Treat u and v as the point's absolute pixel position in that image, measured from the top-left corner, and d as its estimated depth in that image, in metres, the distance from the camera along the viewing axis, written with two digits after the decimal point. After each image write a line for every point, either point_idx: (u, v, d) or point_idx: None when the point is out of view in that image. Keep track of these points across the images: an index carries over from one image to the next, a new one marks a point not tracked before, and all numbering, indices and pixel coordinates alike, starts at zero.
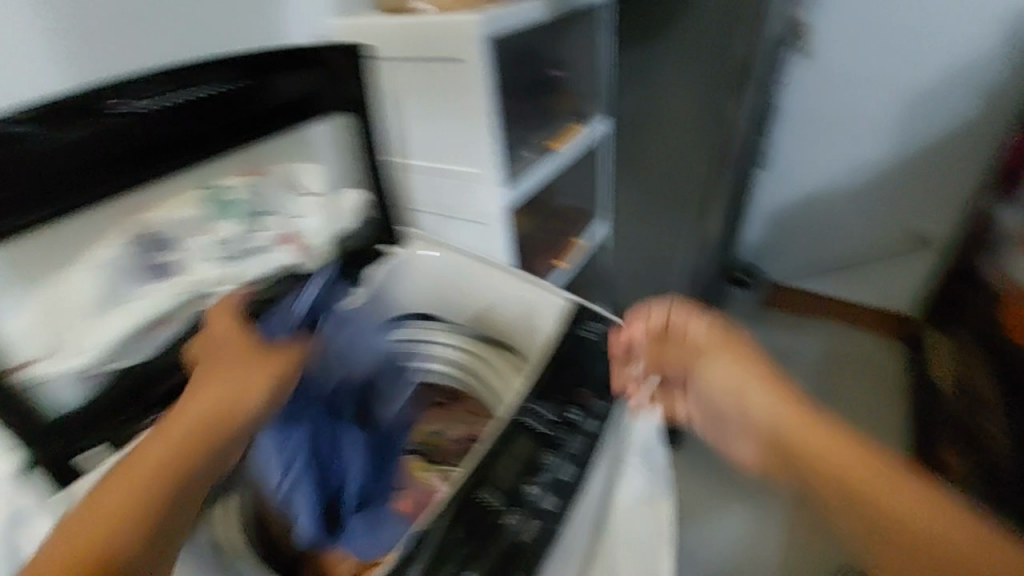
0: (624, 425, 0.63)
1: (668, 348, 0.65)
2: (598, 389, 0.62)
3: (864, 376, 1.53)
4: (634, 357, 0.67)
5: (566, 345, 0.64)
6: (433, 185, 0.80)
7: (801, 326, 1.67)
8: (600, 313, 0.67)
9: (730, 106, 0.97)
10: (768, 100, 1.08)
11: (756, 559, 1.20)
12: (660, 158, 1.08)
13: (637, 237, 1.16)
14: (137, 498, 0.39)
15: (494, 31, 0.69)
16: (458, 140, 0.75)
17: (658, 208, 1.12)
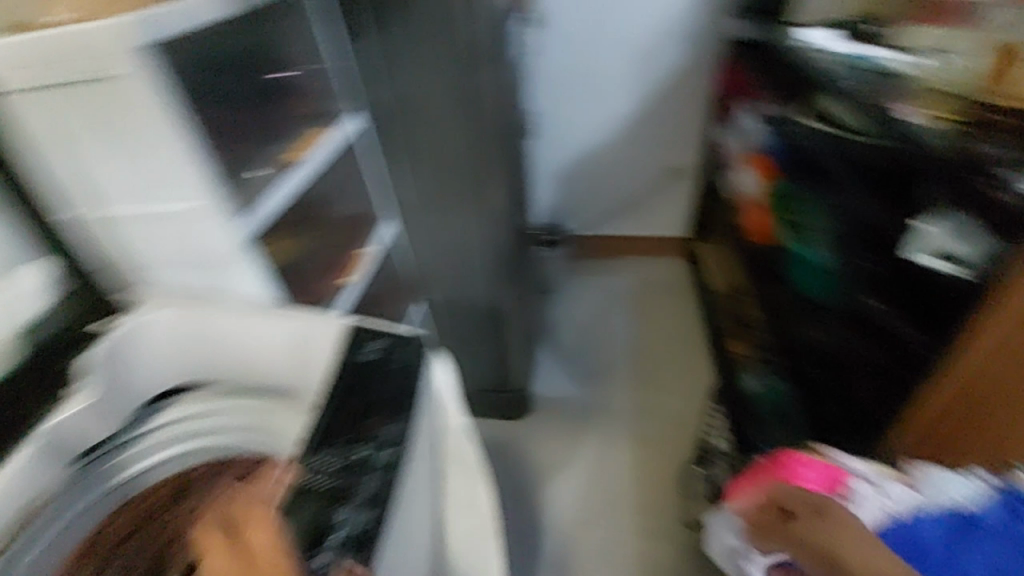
0: (426, 435, 0.60)
1: (776, 520, 0.56)
2: (389, 411, 0.55)
3: (664, 298, 1.74)
4: (425, 362, 0.62)
5: (344, 373, 0.58)
6: (153, 231, 0.65)
7: (605, 267, 1.83)
8: (374, 329, 0.63)
9: (480, 86, 0.93)
10: (509, 69, 1.09)
11: (615, 493, 1.28)
12: (427, 150, 1.00)
13: (428, 232, 1.11)
14: None
15: (158, 36, 0.54)
16: (155, 171, 0.61)
17: (439, 200, 1.07)
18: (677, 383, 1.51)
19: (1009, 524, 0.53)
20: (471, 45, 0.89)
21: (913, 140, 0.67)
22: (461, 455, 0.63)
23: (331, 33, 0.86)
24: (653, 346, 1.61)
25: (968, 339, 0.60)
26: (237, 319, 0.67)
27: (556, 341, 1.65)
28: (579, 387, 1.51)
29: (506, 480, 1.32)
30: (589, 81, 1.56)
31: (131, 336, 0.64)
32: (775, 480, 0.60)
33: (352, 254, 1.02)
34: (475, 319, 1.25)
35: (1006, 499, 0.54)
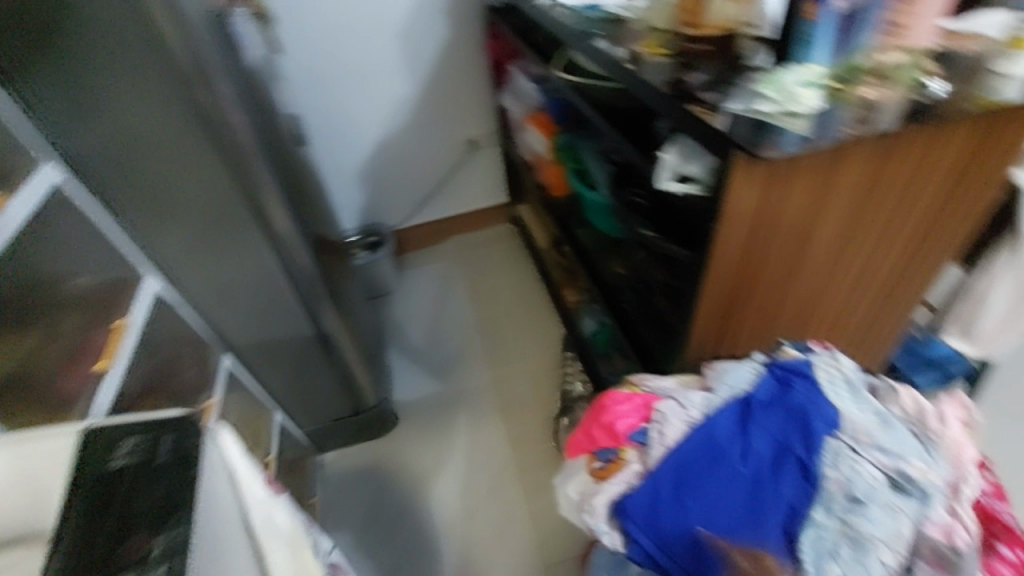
0: (227, 522, 0.51)
1: (603, 466, 0.61)
2: (156, 521, 0.45)
3: (499, 267, 1.76)
4: (203, 444, 0.53)
5: (83, 499, 0.46)
6: None
7: (437, 255, 1.82)
8: (122, 428, 0.52)
9: (209, 102, 0.79)
10: (253, 75, 0.95)
11: (500, 472, 1.28)
12: (167, 188, 0.84)
13: (207, 277, 0.95)
14: None
15: None
16: None
17: (208, 240, 0.91)
18: (528, 345, 1.54)
19: (778, 395, 0.61)
20: (186, 57, 0.74)
21: (641, 81, 0.71)
22: (273, 524, 0.57)
23: None
24: (500, 317, 1.62)
25: (718, 242, 0.66)
26: None
27: (408, 342, 1.58)
28: (436, 388, 1.47)
29: (387, 500, 1.26)
30: (359, 69, 1.45)
31: None
32: (596, 417, 0.65)
33: (110, 329, 0.79)
34: (301, 350, 1.13)
35: (778, 376, 0.63)
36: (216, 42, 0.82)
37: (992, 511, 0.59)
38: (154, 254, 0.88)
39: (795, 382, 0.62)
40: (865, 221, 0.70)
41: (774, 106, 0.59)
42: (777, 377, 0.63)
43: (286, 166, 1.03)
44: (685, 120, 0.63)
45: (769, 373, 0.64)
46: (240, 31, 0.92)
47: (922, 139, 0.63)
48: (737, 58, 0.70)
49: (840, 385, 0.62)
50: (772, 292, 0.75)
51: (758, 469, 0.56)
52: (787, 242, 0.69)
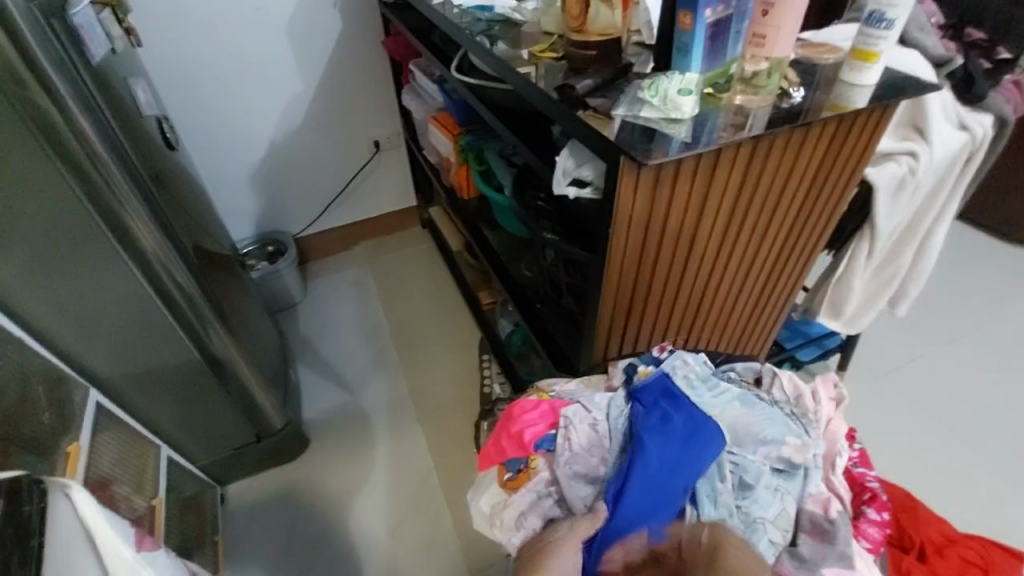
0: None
1: (517, 476, 0.62)
2: None
3: (411, 270, 1.71)
4: (42, 506, 0.45)
5: None
6: None
7: (346, 262, 1.74)
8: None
9: (48, 102, 0.69)
10: (104, 73, 0.85)
11: (422, 482, 1.25)
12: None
13: (59, 303, 0.82)
14: None
15: None
16: None
17: (54, 260, 0.78)
18: (446, 350, 1.51)
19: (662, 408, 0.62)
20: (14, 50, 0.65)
21: (532, 85, 0.71)
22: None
23: None
24: (414, 323, 1.58)
25: (613, 243, 0.67)
26: None
27: (317, 356, 1.50)
28: (350, 403, 1.39)
29: (305, 523, 1.19)
30: (242, 66, 1.34)
31: None
32: (507, 426, 0.65)
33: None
34: (190, 375, 1.03)
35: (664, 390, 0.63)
36: (50, 33, 0.72)
37: (861, 479, 0.65)
38: None
39: (674, 396, 0.63)
40: (742, 220, 0.75)
41: (658, 113, 0.61)
42: (659, 397, 0.63)
43: (153, 175, 0.92)
44: (577, 126, 0.64)
45: (649, 392, 0.64)
46: (86, 22, 0.81)
47: (788, 144, 0.68)
48: (623, 63, 0.72)
49: (699, 386, 0.67)
50: (667, 284, 0.78)
51: (642, 497, 0.57)
52: (674, 242, 0.72)
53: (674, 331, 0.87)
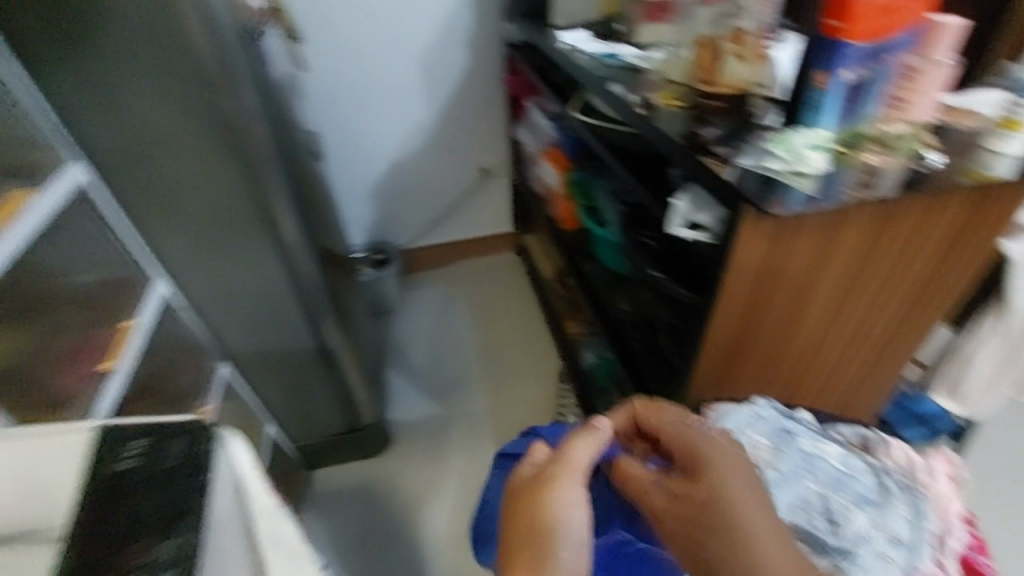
0: (229, 537, 0.49)
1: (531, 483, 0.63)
2: (160, 528, 0.44)
3: (501, 294, 1.78)
4: (218, 448, 0.53)
5: (93, 506, 0.45)
6: None
7: (442, 278, 1.84)
8: (129, 425, 0.51)
9: (232, 109, 0.78)
10: (280, 92, 0.98)
11: None
12: (177, 192, 0.83)
13: (216, 283, 0.95)
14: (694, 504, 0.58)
15: None
16: None
17: (221, 248, 0.91)
18: (526, 375, 1.54)
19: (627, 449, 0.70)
20: (213, 62, 0.73)
21: (657, 129, 0.75)
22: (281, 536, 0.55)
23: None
24: (498, 344, 1.63)
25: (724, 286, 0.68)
26: None
27: (406, 362, 1.59)
28: (431, 412, 1.45)
29: (380, 520, 1.25)
30: (379, 93, 1.50)
31: None
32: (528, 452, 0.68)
33: (116, 331, 0.81)
34: (303, 365, 1.13)
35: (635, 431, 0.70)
36: (253, 57, 0.84)
37: (976, 565, 0.61)
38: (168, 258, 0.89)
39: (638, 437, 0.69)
40: (864, 284, 0.74)
41: (782, 165, 0.63)
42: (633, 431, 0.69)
43: (307, 182, 1.04)
44: (698, 172, 0.67)
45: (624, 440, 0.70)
46: (271, 50, 0.95)
47: (921, 207, 0.67)
48: (749, 116, 0.74)
49: (759, 422, 0.68)
50: (777, 335, 0.77)
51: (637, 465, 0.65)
52: (791, 293, 0.72)
53: (775, 383, 0.85)
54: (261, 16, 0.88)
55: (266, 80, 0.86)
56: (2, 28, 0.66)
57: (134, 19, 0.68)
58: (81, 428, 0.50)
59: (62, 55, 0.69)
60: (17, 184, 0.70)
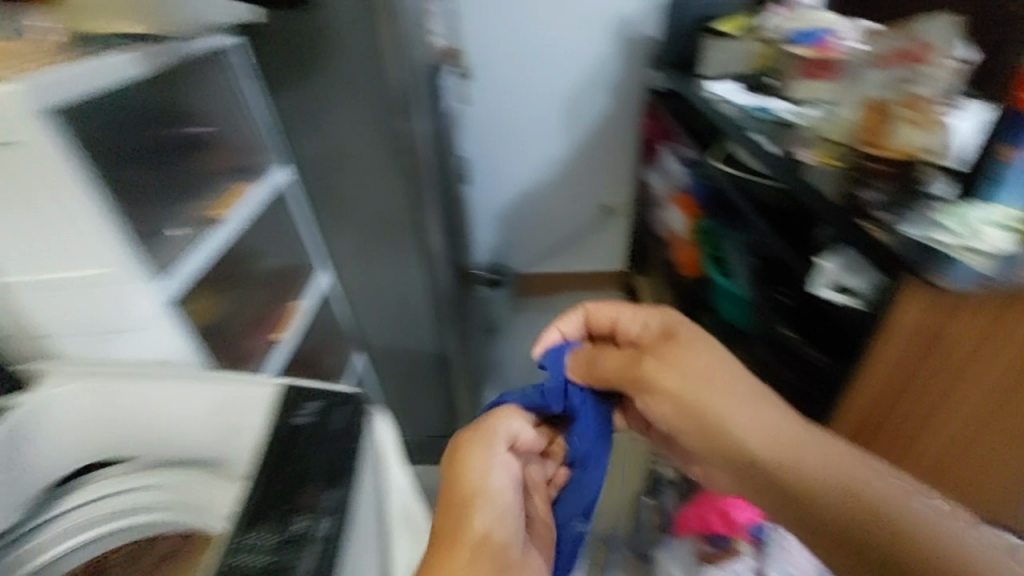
0: (375, 503, 0.56)
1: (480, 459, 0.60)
2: (321, 482, 0.51)
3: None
4: (369, 420, 0.60)
5: (275, 453, 0.54)
6: (58, 306, 0.59)
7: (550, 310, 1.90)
8: (308, 391, 0.59)
9: (406, 129, 0.88)
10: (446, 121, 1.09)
11: None
12: (352, 197, 0.96)
13: (365, 281, 1.08)
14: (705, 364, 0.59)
15: (51, 102, 0.51)
16: (65, 241, 0.56)
17: (375, 250, 1.03)
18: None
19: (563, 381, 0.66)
20: (401, 92, 0.85)
21: (810, 187, 0.75)
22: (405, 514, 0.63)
23: (242, 81, 0.81)
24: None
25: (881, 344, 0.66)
26: (161, 388, 0.60)
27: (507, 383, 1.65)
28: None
29: None
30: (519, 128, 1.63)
31: (34, 413, 0.57)
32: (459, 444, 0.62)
33: (286, 307, 0.95)
34: (421, 369, 1.23)
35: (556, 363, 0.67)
36: (431, 89, 0.95)
37: None
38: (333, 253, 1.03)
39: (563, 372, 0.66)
40: (1022, 408, 0.62)
41: (955, 239, 0.59)
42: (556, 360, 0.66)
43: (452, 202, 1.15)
44: (853, 235, 0.66)
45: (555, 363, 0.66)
46: (444, 84, 1.06)
47: None
48: (915, 188, 0.70)
49: None
50: (931, 419, 0.69)
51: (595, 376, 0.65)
52: (957, 372, 0.65)
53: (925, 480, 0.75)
54: (443, 54, 1.00)
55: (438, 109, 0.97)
56: (256, 54, 0.82)
57: (348, 51, 0.82)
58: (260, 383, 0.60)
59: (290, 78, 0.84)
60: (238, 178, 0.86)
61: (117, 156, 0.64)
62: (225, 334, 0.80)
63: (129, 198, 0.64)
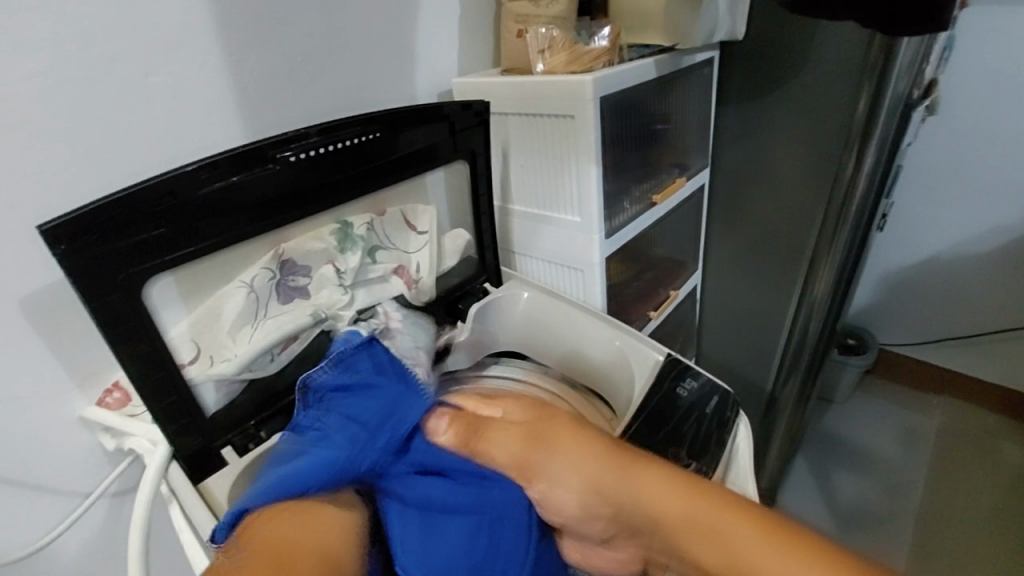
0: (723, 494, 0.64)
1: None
2: (691, 451, 0.62)
3: (977, 471, 1.47)
4: (733, 420, 0.66)
5: (656, 403, 0.66)
6: (535, 231, 0.84)
7: (906, 401, 1.67)
8: (693, 368, 0.69)
9: (846, 167, 0.89)
10: (898, 162, 1.01)
11: None
12: (757, 207, 1.05)
13: (734, 295, 1.18)
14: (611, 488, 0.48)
15: (606, 89, 0.71)
16: (562, 190, 0.78)
17: (755, 261, 1.11)
18: (956, 567, 1.26)
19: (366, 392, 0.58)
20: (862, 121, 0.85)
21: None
22: None
23: (702, 83, 0.94)
24: (946, 520, 1.36)
25: None
26: (573, 316, 0.77)
27: (826, 449, 1.54)
28: (849, 514, 1.37)
29: None
30: (958, 184, 1.41)
31: (505, 299, 0.81)
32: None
33: (667, 293, 1.07)
34: (750, 397, 1.27)
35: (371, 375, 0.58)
36: (900, 122, 0.88)
37: None
38: (711, 255, 1.16)
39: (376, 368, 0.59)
40: None
41: None
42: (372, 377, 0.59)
43: (864, 246, 1.06)
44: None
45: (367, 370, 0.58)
46: (912, 125, 0.97)
47: None
48: None
49: None
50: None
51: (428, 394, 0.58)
52: None
53: None
54: (923, 88, 0.93)
55: (897, 145, 0.91)
56: (724, 76, 0.98)
57: (825, 85, 0.89)
58: (638, 338, 0.73)
59: (751, 92, 0.96)
60: (679, 174, 0.98)
61: (622, 138, 0.82)
62: (626, 299, 0.97)
63: (618, 169, 0.82)
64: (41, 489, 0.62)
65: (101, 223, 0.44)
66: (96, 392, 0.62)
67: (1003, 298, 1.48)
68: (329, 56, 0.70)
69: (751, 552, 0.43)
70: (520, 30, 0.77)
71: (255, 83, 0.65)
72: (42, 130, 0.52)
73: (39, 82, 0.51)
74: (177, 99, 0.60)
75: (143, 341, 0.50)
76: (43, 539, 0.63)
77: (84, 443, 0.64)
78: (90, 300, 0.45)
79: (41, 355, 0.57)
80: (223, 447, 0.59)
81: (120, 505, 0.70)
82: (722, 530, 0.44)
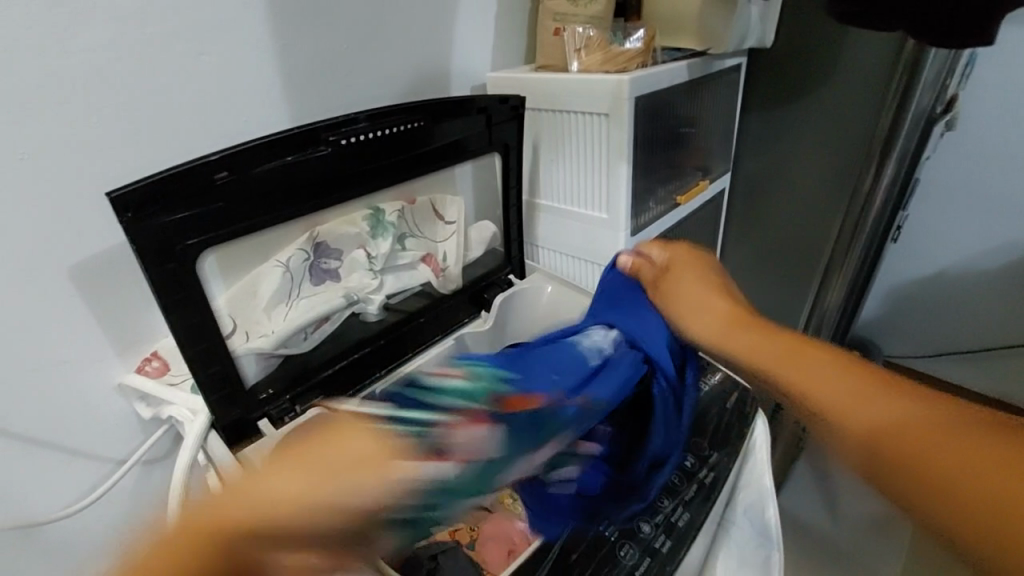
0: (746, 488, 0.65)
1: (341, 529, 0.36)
2: (713, 441, 0.64)
3: None
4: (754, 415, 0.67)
5: None
6: (561, 225, 0.86)
7: None
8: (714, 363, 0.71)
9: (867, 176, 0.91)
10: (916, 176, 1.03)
11: None
12: (775, 212, 1.07)
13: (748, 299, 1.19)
14: (733, 336, 0.54)
15: (641, 90, 0.73)
16: (590, 186, 0.80)
17: (771, 265, 1.12)
18: None
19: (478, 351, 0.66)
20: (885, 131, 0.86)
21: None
22: (758, 513, 0.66)
23: (728, 88, 0.95)
24: None
25: None
26: None
27: None
28: None
29: None
30: (970, 200, 1.43)
31: (529, 292, 0.82)
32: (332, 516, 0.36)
33: None
34: None
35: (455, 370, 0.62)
36: None
37: None
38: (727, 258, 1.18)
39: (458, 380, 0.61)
40: None
41: None
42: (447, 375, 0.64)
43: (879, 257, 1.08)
44: None
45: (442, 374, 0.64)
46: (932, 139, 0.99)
47: None
48: None
49: None
50: None
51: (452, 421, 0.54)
52: None
53: None
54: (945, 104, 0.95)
55: None
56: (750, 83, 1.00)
57: (848, 97, 0.92)
58: None
59: (776, 99, 0.98)
60: (702, 176, 0.99)
61: (652, 138, 0.83)
62: None
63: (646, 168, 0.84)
64: (78, 453, 0.64)
65: (161, 196, 0.46)
66: (136, 360, 0.64)
67: (1010, 315, 1.50)
68: (371, 44, 0.72)
69: (901, 422, 0.38)
70: (558, 28, 0.79)
71: (300, 67, 0.67)
72: (99, 100, 0.54)
73: (100, 54, 0.53)
74: (227, 76, 0.61)
75: (195, 309, 0.52)
76: (77, 500, 0.65)
77: (120, 410, 0.65)
78: (151, 266, 0.47)
79: (88, 321, 0.59)
80: (260, 418, 0.60)
81: (149, 473, 0.72)
82: (871, 401, 0.40)
